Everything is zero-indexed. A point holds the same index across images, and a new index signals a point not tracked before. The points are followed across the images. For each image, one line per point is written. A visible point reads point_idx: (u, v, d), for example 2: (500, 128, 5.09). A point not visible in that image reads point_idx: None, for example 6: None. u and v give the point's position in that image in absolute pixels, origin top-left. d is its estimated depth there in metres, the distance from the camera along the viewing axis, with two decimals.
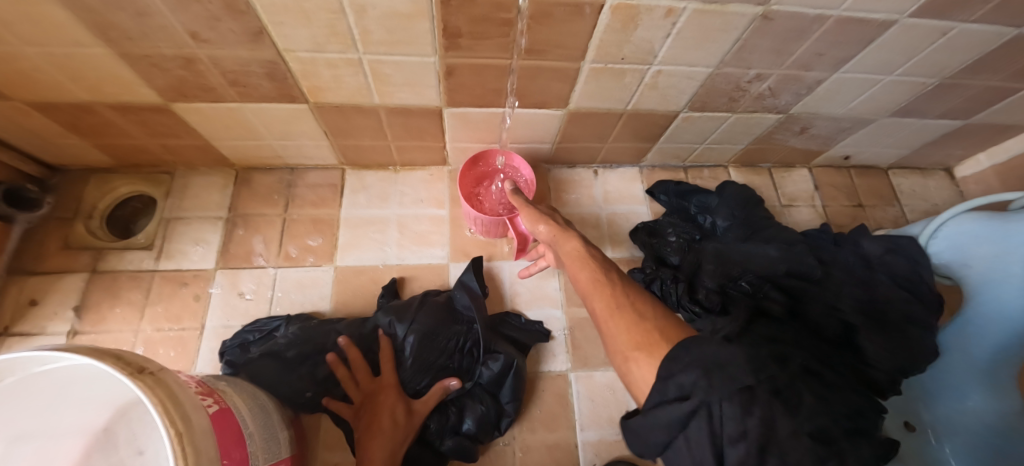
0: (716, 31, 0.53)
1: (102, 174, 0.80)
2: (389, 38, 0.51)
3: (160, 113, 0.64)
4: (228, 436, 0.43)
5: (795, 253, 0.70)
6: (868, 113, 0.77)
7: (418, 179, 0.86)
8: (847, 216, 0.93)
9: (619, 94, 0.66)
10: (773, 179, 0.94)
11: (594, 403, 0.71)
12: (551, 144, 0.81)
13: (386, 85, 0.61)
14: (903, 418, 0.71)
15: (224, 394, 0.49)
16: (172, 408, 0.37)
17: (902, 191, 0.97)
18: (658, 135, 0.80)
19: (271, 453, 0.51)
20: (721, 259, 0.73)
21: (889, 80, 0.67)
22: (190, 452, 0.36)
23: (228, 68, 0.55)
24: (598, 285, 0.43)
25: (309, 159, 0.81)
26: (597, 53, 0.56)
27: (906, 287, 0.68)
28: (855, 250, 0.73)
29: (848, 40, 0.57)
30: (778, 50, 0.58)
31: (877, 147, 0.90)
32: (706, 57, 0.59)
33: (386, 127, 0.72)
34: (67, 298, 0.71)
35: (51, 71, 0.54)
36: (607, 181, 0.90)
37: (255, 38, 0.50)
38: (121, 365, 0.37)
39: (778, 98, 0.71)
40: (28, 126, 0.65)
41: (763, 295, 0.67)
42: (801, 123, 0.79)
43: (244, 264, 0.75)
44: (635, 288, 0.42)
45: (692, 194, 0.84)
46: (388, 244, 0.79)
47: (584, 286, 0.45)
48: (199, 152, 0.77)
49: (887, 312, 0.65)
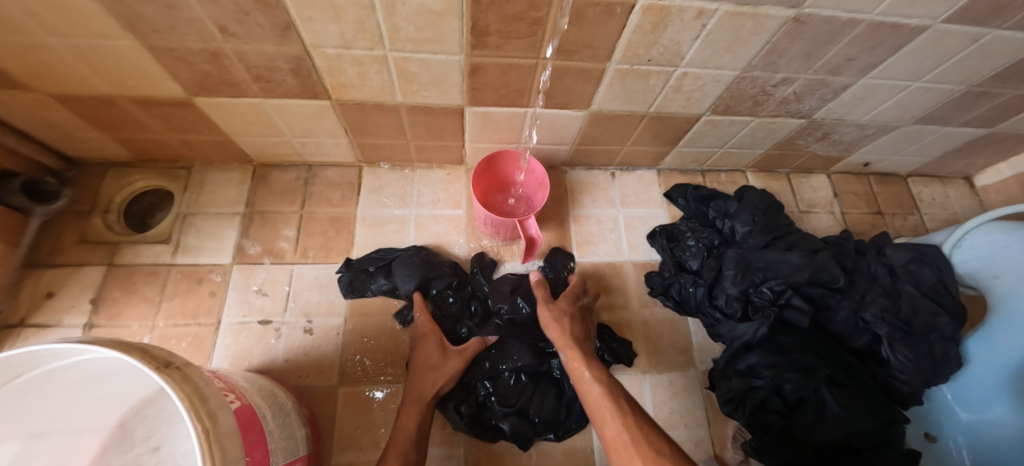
0: (747, 34, 0.53)
1: (120, 168, 0.80)
2: (417, 36, 0.51)
3: (182, 108, 0.64)
4: (252, 435, 0.43)
5: (820, 260, 0.67)
6: (892, 120, 0.76)
7: (437, 178, 0.85)
8: (867, 223, 0.92)
9: (643, 96, 0.66)
10: (791, 185, 0.94)
11: None
12: (569, 146, 0.81)
13: (411, 83, 0.60)
14: (923, 429, 0.69)
15: (245, 393, 0.48)
16: (198, 405, 0.36)
17: (923, 199, 0.96)
18: (678, 138, 0.80)
19: (289, 452, 0.51)
20: (744, 265, 0.69)
21: (916, 86, 0.66)
22: (216, 450, 0.35)
23: (253, 63, 0.55)
24: (609, 416, 0.51)
25: (327, 156, 0.81)
26: (624, 54, 0.55)
27: (934, 298, 0.66)
28: (881, 258, 0.72)
29: (879, 45, 0.56)
30: (807, 54, 0.57)
31: (898, 154, 0.89)
32: (734, 60, 0.58)
33: (406, 125, 0.71)
34: (83, 292, 0.71)
35: (75, 63, 0.54)
36: (626, 183, 0.89)
37: (282, 33, 0.49)
38: (146, 360, 0.36)
39: (802, 103, 0.70)
40: (49, 119, 0.65)
41: (785, 302, 0.66)
42: (824, 129, 0.78)
43: (260, 261, 0.75)
44: (644, 422, 0.50)
45: (712, 199, 0.83)
46: (404, 244, 0.79)
47: (596, 409, 0.53)
48: (217, 148, 0.76)
49: (913, 323, 0.65)
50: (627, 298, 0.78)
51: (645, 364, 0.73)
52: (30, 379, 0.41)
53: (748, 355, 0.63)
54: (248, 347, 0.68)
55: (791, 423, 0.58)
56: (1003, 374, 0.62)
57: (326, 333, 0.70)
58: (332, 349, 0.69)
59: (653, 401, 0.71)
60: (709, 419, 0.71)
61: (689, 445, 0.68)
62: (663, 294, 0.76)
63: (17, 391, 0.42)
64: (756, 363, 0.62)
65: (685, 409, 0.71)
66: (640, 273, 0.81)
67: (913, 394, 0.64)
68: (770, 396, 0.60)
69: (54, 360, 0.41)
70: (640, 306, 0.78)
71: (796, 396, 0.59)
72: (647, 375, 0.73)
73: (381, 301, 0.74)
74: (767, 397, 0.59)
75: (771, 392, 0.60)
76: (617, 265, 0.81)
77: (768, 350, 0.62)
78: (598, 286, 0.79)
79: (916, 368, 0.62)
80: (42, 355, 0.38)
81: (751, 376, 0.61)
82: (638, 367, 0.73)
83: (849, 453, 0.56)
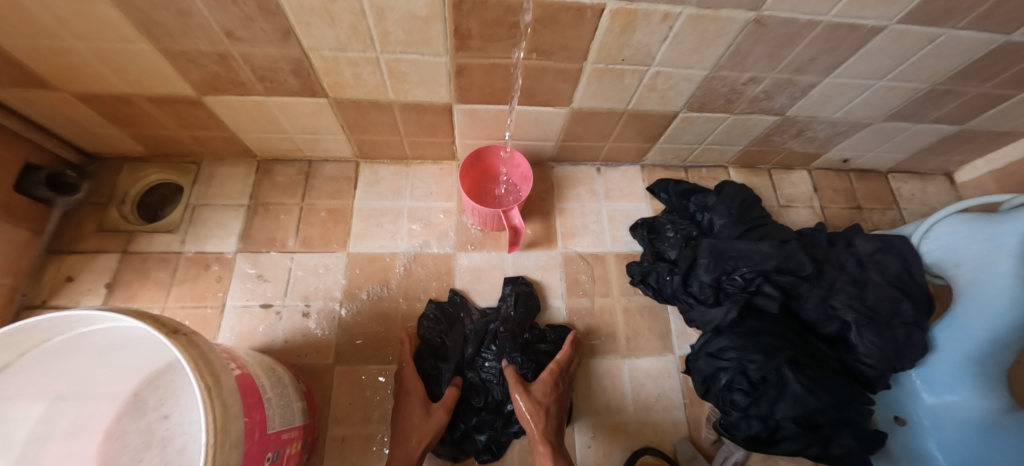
0: (711, 36, 0.57)
1: (135, 162, 0.86)
2: (406, 39, 0.55)
3: (193, 105, 0.69)
4: (251, 399, 0.47)
5: (789, 250, 0.71)
6: (864, 117, 0.80)
7: (430, 173, 0.90)
8: (845, 218, 0.95)
9: (621, 94, 0.70)
10: (772, 180, 0.97)
11: (591, 390, 0.74)
12: (555, 142, 0.85)
13: (402, 82, 0.65)
14: (892, 412, 0.73)
15: (247, 364, 0.53)
16: (204, 365, 0.41)
17: (901, 195, 0.99)
18: (658, 135, 0.84)
19: (286, 420, 0.55)
20: (716, 253, 0.72)
21: (880, 84, 0.69)
22: (216, 405, 0.40)
23: (257, 64, 0.60)
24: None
25: (327, 151, 0.86)
26: (599, 54, 0.60)
27: (898, 286, 0.69)
28: (850, 249, 0.75)
29: (838, 45, 0.60)
30: (770, 54, 0.61)
31: (875, 150, 0.92)
32: (702, 60, 0.62)
33: (399, 122, 0.76)
34: (100, 277, 0.76)
35: (97, 65, 0.59)
36: (611, 179, 0.93)
37: (283, 37, 0.54)
38: (158, 325, 0.41)
39: (774, 101, 0.74)
40: (72, 116, 0.71)
41: (756, 289, 0.70)
42: (798, 126, 0.82)
43: (263, 249, 0.80)
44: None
45: (692, 193, 0.87)
46: (398, 234, 0.83)
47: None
48: (225, 144, 0.82)
49: (877, 309, 0.68)
50: (608, 287, 0.82)
51: (623, 349, 0.77)
52: (58, 342, 0.46)
53: (719, 338, 0.67)
54: (250, 329, 0.73)
55: (754, 402, 0.61)
56: (966, 358, 0.64)
57: (323, 316, 0.75)
58: (329, 331, 0.74)
59: (631, 383, 0.75)
60: (685, 401, 0.74)
61: (664, 425, 0.72)
62: (642, 282, 0.80)
63: (46, 352, 0.47)
64: (726, 345, 0.65)
65: (662, 391, 0.75)
66: (621, 263, 0.85)
67: (878, 377, 0.67)
68: (735, 376, 0.63)
69: (78, 327, 0.46)
70: (621, 294, 0.82)
71: (760, 375, 0.62)
72: (626, 359, 0.76)
73: (375, 287, 0.79)
74: (733, 377, 0.63)
75: (736, 372, 0.63)
76: (600, 255, 0.85)
77: (737, 333, 0.66)
78: (581, 275, 0.83)
79: (879, 352, 0.66)
80: (68, 320, 0.43)
81: (718, 358, 0.65)
82: (617, 351, 0.77)
83: (808, 429, 0.59)
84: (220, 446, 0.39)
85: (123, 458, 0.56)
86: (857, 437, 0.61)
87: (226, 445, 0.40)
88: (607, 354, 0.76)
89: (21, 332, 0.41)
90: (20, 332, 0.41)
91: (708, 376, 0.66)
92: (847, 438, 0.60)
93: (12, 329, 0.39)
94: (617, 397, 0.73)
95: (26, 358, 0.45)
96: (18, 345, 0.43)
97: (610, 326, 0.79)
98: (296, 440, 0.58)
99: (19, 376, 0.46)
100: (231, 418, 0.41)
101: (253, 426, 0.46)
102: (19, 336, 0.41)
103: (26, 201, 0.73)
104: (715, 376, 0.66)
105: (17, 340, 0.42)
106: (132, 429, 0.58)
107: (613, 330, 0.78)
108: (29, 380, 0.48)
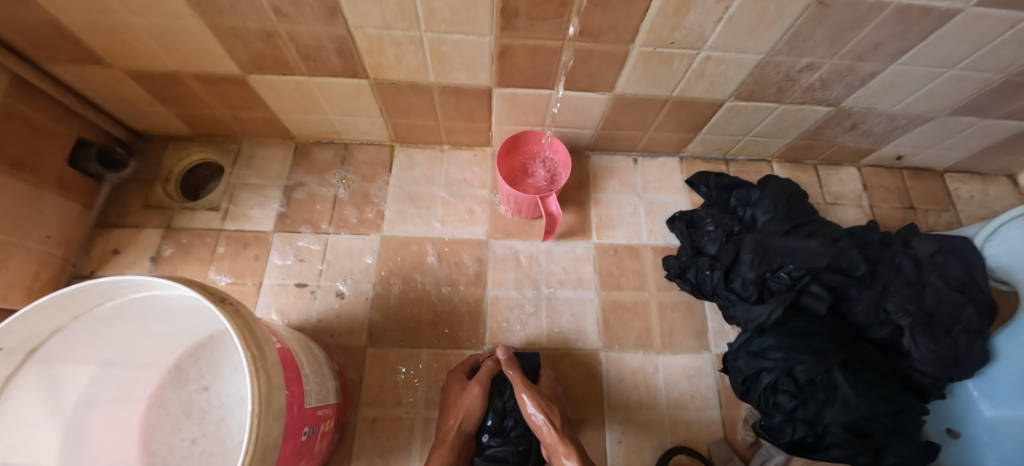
0: (771, 17, 0.53)
1: (180, 141, 0.88)
2: (451, 17, 0.54)
3: (238, 85, 0.71)
4: (291, 372, 0.48)
5: (839, 248, 0.68)
6: (926, 111, 0.74)
7: (464, 159, 0.90)
8: (897, 218, 0.90)
9: (667, 80, 0.67)
10: (819, 177, 0.93)
11: (624, 384, 0.72)
12: (593, 130, 0.83)
13: (443, 64, 0.64)
14: (945, 424, 0.69)
15: (285, 339, 0.53)
16: (248, 336, 0.41)
17: (960, 196, 0.93)
18: (702, 125, 0.81)
19: (322, 397, 0.56)
20: (762, 249, 0.69)
21: (949, 74, 0.64)
22: (261, 375, 0.40)
23: (302, 43, 0.60)
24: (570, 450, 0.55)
25: (364, 134, 0.86)
26: (648, 36, 0.57)
27: (961, 289, 0.64)
28: (907, 249, 0.71)
29: (908, 30, 0.55)
30: (832, 39, 0.57)
31: (935, 148, 0.86)
32: (758, 44, 0.59)
33: (437, 106, 0.76)
34: (144, 251, 0.79)
35: (149, 42, 0.60)
36: (647, 170, 0.91)
37: (330, 14, 0.54)
38: (207, 294, 0.41)
39: (829, 90, 0.70)
40: (123, 93, 0.73)
41: (803, 287, 0.66)
42: (853, 119, 0.77)
43: (300, 229, 0.81)
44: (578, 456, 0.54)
45: (734, 188, 0.83)
46: (431, 219, 0.83)
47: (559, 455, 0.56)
48: (266, 125, 0.84)
49: (937, 313, 0.63)
50: (643, 280, 0.80)
51: (657, 344, 0.75)
52: (109, 307, 0.47)
53: (762, 338, 0.64)
54: (287, 307, 0.74)
55: (801, 406, 0.58)
56: None
57: (356, 298, 0.76)
58: (362, 313, 0.75)
59: (665, 379, 0.73)
60: (721, 401, 0.72)
61: (698, 424, 0.70)
62: (680, 277, 0.77)
63: (97, 317, 0.48)
64: (770, 345, 0.63)
65: (696, 390, 0.72)
66: (657, 257, 0.82)
67: (934, 386, 0.63)
68: (780, 377, 0.60)
69: (128, 293, 0.46)
70: (656, 288, 0.80)
71: (807, 377, 0.59)
72: (660, 354, 0.74)
73: (409, 270, 0.79)
74: (777, 378, 0.60)
75: (782, 373, 0.60)
76: (635, 247, 0.83)
77: (782, 332, 0.63)
78: (616, 268, 0.81)
79: (936, 359, 0.61)
80: (118, 286, 0.44)
81: (761, 358, 0.62)
82: (651, 346, 0.75)
83: (859, 437, 0.56)
84: (264, 416, 0.39)
85: (164, 426, 0.58)
86: (912, 446, 0.57)
87: (269, 416, 0.40)
88: (640, 349, 0.74)
89: (76, 295, 0.42)
90: (74, 295, 0.42)
91: (751, 376, 0.63)
92: (901, 447, 0.57)
93: (69, 291, 0.40)
94: (649, 392, 0.71)
95: (80, 322, 0.47)
96: (72, 307, 0.44)
97: (644, 321, 0.76)
98: (329, 417, 0.58)
99: (73, 338, 0.48)
100: (274, 390, 0.41)
101: (293, 399, 0.46)
102: (73, 299, 0.42)
103: (79, 176, 0.76)
104: (757, 376, 0.63)
105: (72, 302, 0.43)
106: (173, 398, 0.59)
107: (647, 324, 0.76)
108: (79, 344, 0.49)
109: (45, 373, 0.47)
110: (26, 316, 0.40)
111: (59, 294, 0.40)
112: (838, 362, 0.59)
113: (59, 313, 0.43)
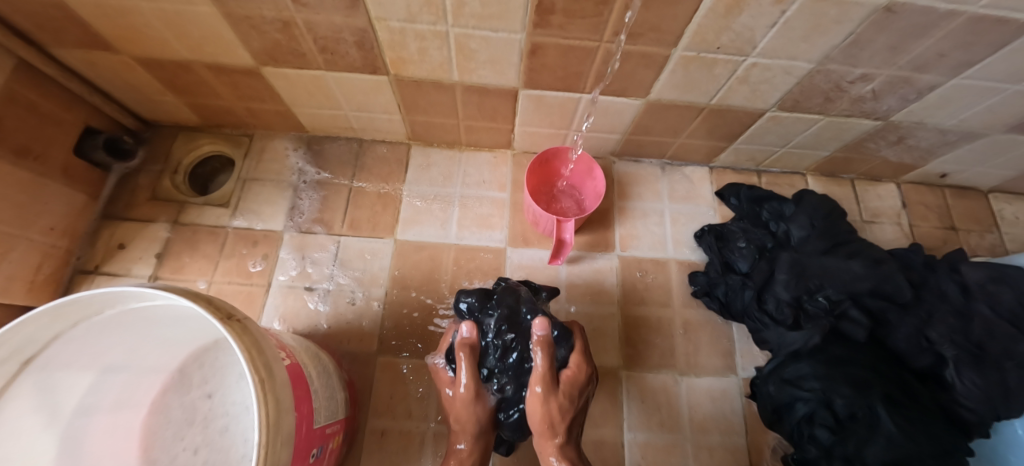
0: (829, 23, 0.48)
1: (190, 132, 0.85)
2: (481, 12, 0.50)
3: (252, 76, 0.67)
4: (300, 389, 0.45)
5: (884, 272, 0.63)
6: (980, 127, 0.69)
7: (484, 160, 0.86)
8: (937, 239, 0.86)
9: (706, 86, 0.63)
10: (855, 192, 0.88)
11: (645, 405, 0.69)
12: (620, 136, 0.79)
13: (468, 61, 0.60)
14: (983, 463, 0.66)
15: (294, 350, 0.50)
16: (256, 355, 0.38)
17: (1004, 217, 0.88)
18: (737, 134, 0.76)
19: (330, 412, 0.53)
20: (798, 270, 0.65)
21: (1013, 90, 0.59)
22: (270, 400, 0.37)
23: (321, 34, 0.56)
24: None
25: (380, 132, 0.83)
26: (692, 39, 0.53)
27: (1013, 322, 0.60)
28: (954, 275, 0.66)
29: (978, 41, 0.50)
30: (893, 48, 0.52)
31: (983, 167, 0.81)
32: (810, 51, 0.54)
33: (458, 105, 0.72)
34: (150, 246, 0.76)
35: (159, 28, 0.57)
36: (674, 178, 0.87)
37: (351, 5, 0.49)
38: (213, 307, 0.38)
39: (880, 102, 0.65)
40: (131, 81, 0.70)
41: (842, 313, 0.63)
42: (900, 132, 0.73)
43: (311, 228, 0.78)
44: None
45: (767, 201, 0.79)
46: (448, 223, 0.80)
47: None
48: (279, 118, 0.80)
49: (986, 347, 0.59)
50: (667, 295, 0.76)
51: (682, 365, 0.71)
52: (110, 313, 0.44)
53: (798, 364, 0.60)
54: (296, 309, 0.72)
55: (840, 441, 0.55)
56: None
57: (367, 304, 0.73)
58: (374, 319, 0.72)
59: (688, 402, 0.69)
60: (747, 427, 0.68)
61: (724, 453, 0.66)
62: (707, 294, 0.75)
63: (97, 324, 0.45)
64: (806, 373, 0.59)
65: (721, 414, 0.69)
66: (683, 271, 0.79)
67: (980, 423, 0.59)
68: (817, 409, 0.57)
69: (131, 300, 0.43)
70: (681, 305, 0.76)
71: (847, 412, 0.55)
72: (684, 375, 0.71)
73: (424, 275, 0.75)
74: (814, 410, 0.57)
75: (819, 405, 0.57)
76: (660, 260, 0.79)
77: (819, 360, 0.59)
78: (639, 282, 0.77)
79: (983, 395, 0.57)
80: (120, 294, 0.41)
81: (796, 387, 0.59)
82: (674, 367, 0.71)
83: None
84: (271, 444, 0.36)
85: (166, 434, 0.56)
86: None
87: (277, 443, 0.37)
88: (662, 369, 0.71)
89: (74, 303, 0.39)
90: (73, 302, 0.39)
91: (784, 406, 0.61)
92: None
93: (67, 299, 0.37)
94: (673, 417, 0.68)
95: (79, 328, 0.44)
96: (70, 314, 0.41)
97: (668, 339, 0.73)
98: (337, 433, 0.55)
99: (72, 344, 0.45)
100: (283, 413, 0.38)
101: (302, 419, 0.44)
102: (71, 306, 0.39)
103: (85, 166, 0.73)
104: (791, 407, 0.60)
105: (71, 309, 0.40)
106: (177, 404, 0.58)
107: (672, 343, 0.73)
108: (78, 351, 0.46)
109: (41, 381, 0.45)
110: (19, 324, 0.37)
111: (56, 302, 0.37)
112: (881, 397, 0.55)
113: (55, 321, 0.40)
